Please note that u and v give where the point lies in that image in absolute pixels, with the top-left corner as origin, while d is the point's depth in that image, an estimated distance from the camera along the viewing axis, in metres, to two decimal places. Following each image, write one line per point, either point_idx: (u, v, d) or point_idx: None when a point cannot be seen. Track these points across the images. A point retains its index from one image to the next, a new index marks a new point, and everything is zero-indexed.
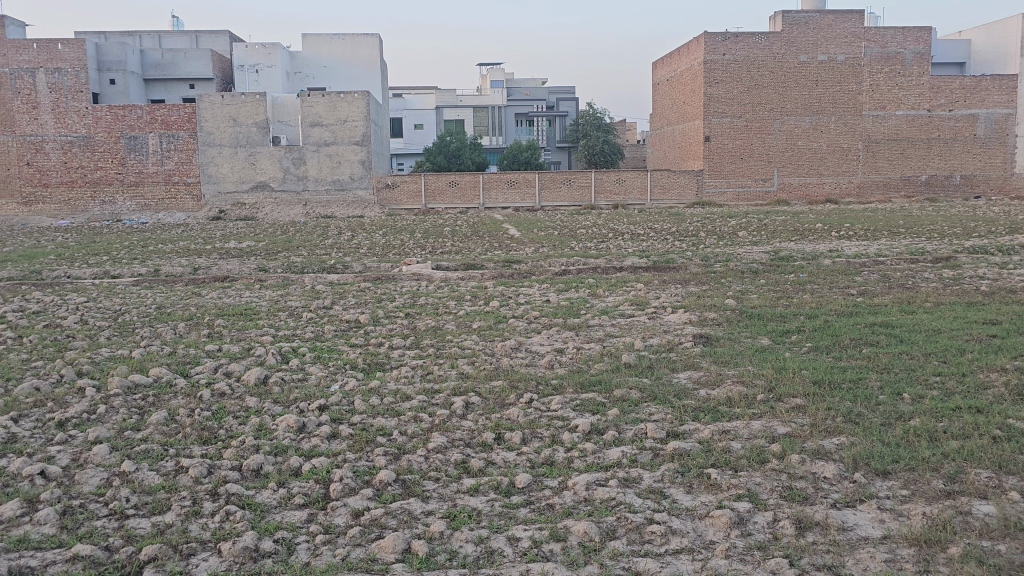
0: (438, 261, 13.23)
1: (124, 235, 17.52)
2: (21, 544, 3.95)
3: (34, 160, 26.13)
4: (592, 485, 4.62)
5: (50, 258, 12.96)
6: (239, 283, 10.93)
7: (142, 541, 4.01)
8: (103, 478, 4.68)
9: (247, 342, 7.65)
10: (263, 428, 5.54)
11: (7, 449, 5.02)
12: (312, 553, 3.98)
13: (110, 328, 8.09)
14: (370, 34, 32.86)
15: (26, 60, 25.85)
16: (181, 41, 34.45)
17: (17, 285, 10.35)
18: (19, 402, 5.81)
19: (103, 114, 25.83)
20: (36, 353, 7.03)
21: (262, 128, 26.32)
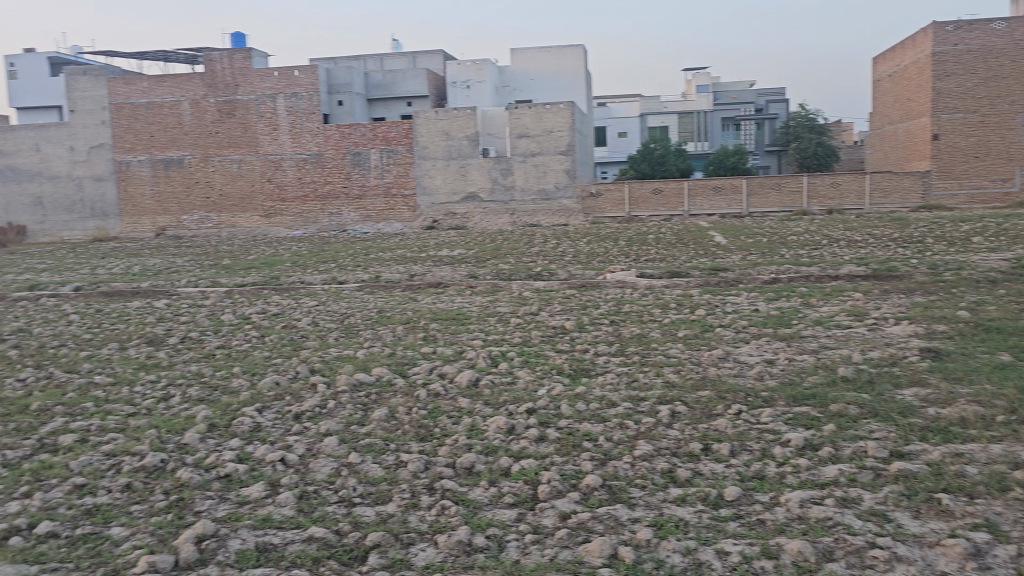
0: (643, 269, 13.15)
1: (348, 244, 18.91)
2: (266, 523, 4.37)
3: (273, 177, 27.64)
4: (807, 503, 4.42)
5: (287, 265, 14.28)
6: (451, 288, 11.49)
7: (367, 528, 4.33)
8: (333, 467, 5.10)
9: (460, 346, 8.02)
10: (475, 428, 5.79)
11: (254, 436, 5.60)
12: (522, 551, 4.10)
13: (337, 329, 8.78)
14: (575, 45, 33.31)
15: (269, 87, 27.29)
16: (400, 62, 36.89)
17: (260, 289, 11.47)
18: (263, 395, 6.44)
19: (333, 133, 27.15)
20: (276, 351, 7.78)
21: (473, 141, 26.60)
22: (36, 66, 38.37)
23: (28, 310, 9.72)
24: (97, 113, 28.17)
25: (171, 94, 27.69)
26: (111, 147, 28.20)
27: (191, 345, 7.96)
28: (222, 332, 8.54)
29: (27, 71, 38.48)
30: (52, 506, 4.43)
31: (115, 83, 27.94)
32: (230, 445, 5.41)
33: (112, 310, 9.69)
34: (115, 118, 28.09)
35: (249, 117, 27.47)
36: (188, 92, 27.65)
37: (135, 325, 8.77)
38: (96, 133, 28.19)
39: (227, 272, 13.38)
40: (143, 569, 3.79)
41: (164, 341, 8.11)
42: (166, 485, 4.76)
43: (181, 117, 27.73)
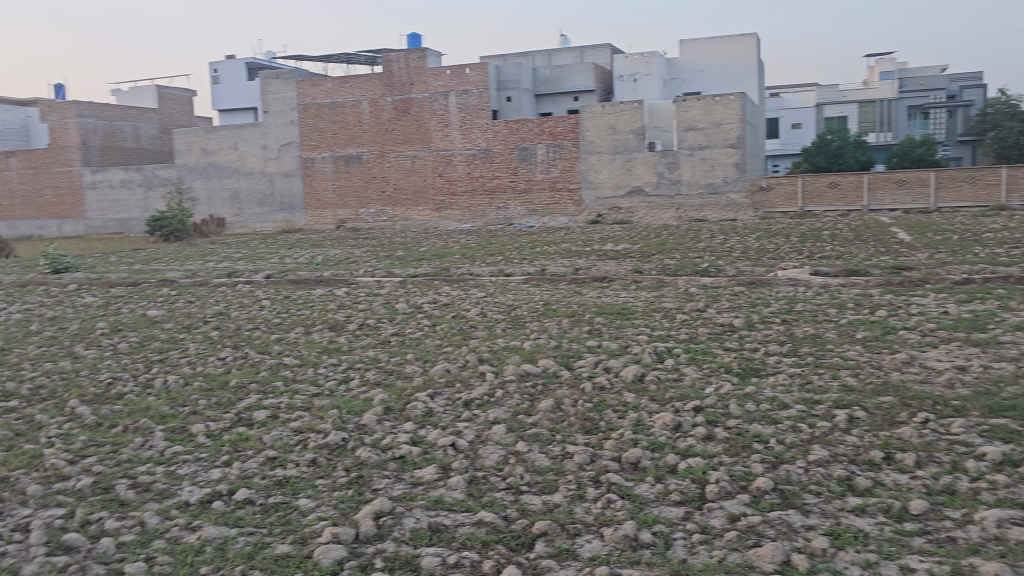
0: (818, 266, 12.56)
1: (515, 238, 19.28)
2: (438, 504, 4.54)
3: (444, 171, 28.43)
4: (1006, 523, 4.06)
5: (457, 257, 14.75)
6: (616, 283, 11.47)
7: (534, 516, 4.41)
8: (501, 455, 5.23)
9: (625, 340, 7.97)
10: (641, 423, 5.75)
11: (426, 421, 5.82)
12: (689, 551, 4.04)
13: (504, 320, 8.97)
14: (747, 33, 32.15)
15: (441, 85, 28.05)
16: (568, 57, 37.12)
17: (431, 280, 11.92)
18: (435, 381, 6.71)
19: (501, 128, 27.42)
20: (447, 339, 8.06)
21: (639, 135, 25.93)
22: (235, 71, 41.69)
23: (227, 295, 10.60)
24: (287, 113, 30.20)
25: (353, 95, 29.19)
26: (298, 145, 30.15)
27: (368, 332, 8.39)
28: (396, 319, 8.95)
29: (227, 76, 41.91)
30: (248, 475, 4.81)
31: (304, 85, 29.86)
32: (404, 427, 5.66)
33: (298, 296, 10.39)
34: (302, 117, 29.98)
35: (422, 115, 28.37)
36: (368, 92, 29.04)
37: (318, 311, 9.36)
38: (286, 132, 30.24)
39: (401, 263, 14.00)
40: (326, 539, 4.04)
41: (344, 327, 8.60)
42: (346, 462, 5.05)
43: (361, 115, 29.14)
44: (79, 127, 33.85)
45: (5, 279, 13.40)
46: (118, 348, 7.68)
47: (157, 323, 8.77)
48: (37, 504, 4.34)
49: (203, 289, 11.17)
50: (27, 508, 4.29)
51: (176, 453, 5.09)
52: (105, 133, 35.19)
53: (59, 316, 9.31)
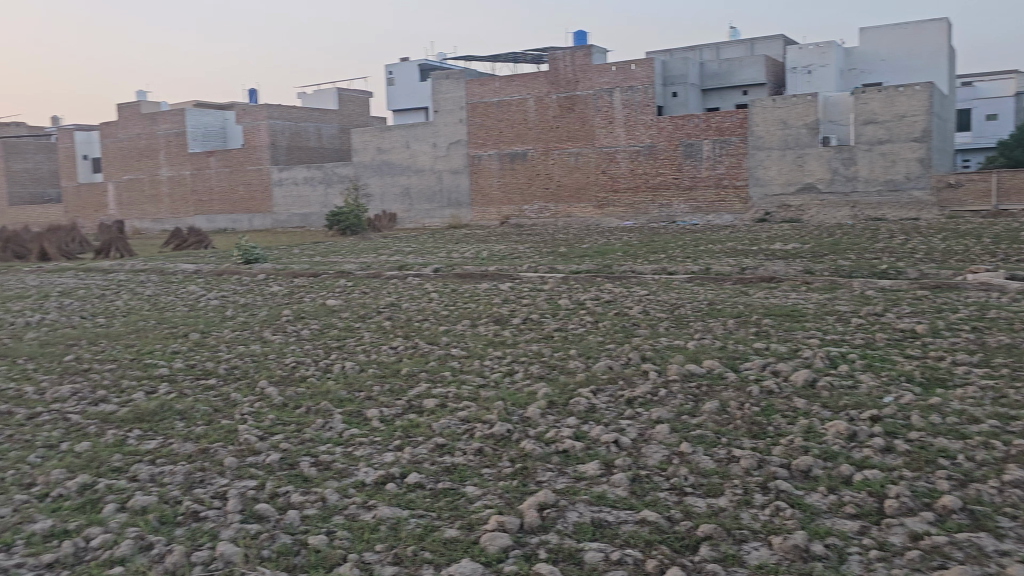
0: (1014, 270, 11.52)
1: (678, 235, 18.93)
2: (601, 500, 4.54)
3: (608, 169, 28.28)
4: None
5: (619, 254, 14.68)
6: (785, 283, 11.03)
7: (699, 519, 4.33)
8: (665, 455, 5.17)
9: (795, 344, 7.65)
10: (813, 430, 5.51)
11: (589, 417, 5.85)
12: (866, 568, 3.83)
13: (668, 319, 8.85)
14: (937, 19, 30.00)
15: (606, 82, 27.91)
16: (738, 50, 36.03)
17: (594, 276, 11.95)
18: (598, 377, 6.73)
19: (666, 124, 26.97)
20: (609, 337, 8.04)
21: (813, 129, 24.55)
22: (408, 72, 43.46)
23: (398, 287, 11.10)
24: (456, 112, 31.13)
25: (519, 93, 29.65)
26: (466, 143, 31.03)
27: (532, 326, 8.53)
28: (559, 315, 9.04)
29: (401, 78, 43.77)
30: (419, 460, 5.02)
31: (473, 85, 30.67)
32: (568, 422, 5.71)
33: (465, 290, 10.71)
34: (471, 116, 30.81)
35: (587, 112, 28.36)
36: (534, 90, 29.39)
37: (484, 305, 9.61)
38: (455, 131, 31.19)
39: (564, 259, 14.10)
40: (493, 526, 4.16)
41: (509, 321, 8.78)
42: (512, 453, 5.17)
43: (527, 113, 29.57)
44: (269, 128, 36.47)
45: (205, 268, 14.66)
46: (302, 334, 8.23)
47: (335, 312, 9.31)
48: (233, 474, 4.72)
49: (377, 281, 11.74)
50: (224, 477, 4.69)
51: (353, 435, 5.39)
52: (291, 134, 37.73)
53: (250, 303, 10.09)
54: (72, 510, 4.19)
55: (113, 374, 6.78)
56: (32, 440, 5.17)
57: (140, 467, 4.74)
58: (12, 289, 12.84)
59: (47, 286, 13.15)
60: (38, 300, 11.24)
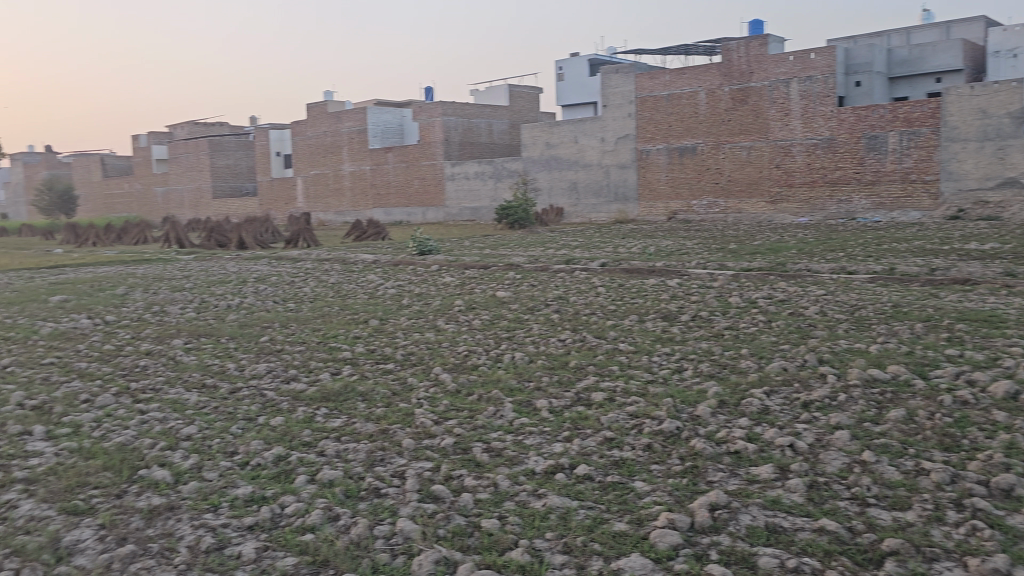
0: None
1: (858, 233, 17.86)
2: (776, 505, 4.39)
3: (782, 163, 27.07)
4: None
5: (793, 252, 14.05)
6: (982, 286, 10.15)
7: (883, 532, 4.07)
8: (845, 462, 4.91)
9: (993, 352, 7.03)
10: (1016, 446, 5.04)
11: (762, 418, 5.66)
12: None
13: (847, 321, 8.39)
14: None
15: (783, 72, 26.75)
16: (931, 34, 33.53)
17: (767, 275, 11.53)
18: (771, 378, 6.49)
19: (847, 115, 25.44)
20: (783, 337, 7.73)
21: (1017, 118, 22.22)
22: (578, 67, 43.64)
23: (566, 281, 11.19)
24: (625, 107, 30.92)
25: (690, 86, 29.02)
26: (634, 138, 30.75)
27: (701, 324, 8.35)
28: (730, 313, 8.79)
29: (570, 73, 44.03)
30: (587, 452, 5.06)
31: (642, 78, 30.35)
32: (739, 423, 5.55)
33: (632, 285, 10.64)
34: (639, 110, 30.50)
35: (761, 104, 27.30)
36: (705, 83, 28.67)
37: (651, 300, 9.51)
38: (623, 125, 30.97)
39: (735, 256, 13.68)
40: (663, 524, 4.11)
41: (677, 317, 8.65)
42: (681, 451, 5.09)
43: (697, 107, 28.90)
44: (443, 125, 37.83)
45: (383, 258, 15.42)
46: (473, 324, 8.48)
47: (504, 304, 9.53)
48: (411, 455, 4.95)
49: (544, 274, 11.90)
50: (402, 457, 4.92)
51: (523, 424, 5.50)
52: (463, 130, 38.92)
53: (424, 293, 10.50)
54: (268, 478, 4.55)
55: (303, 355, 7.28)
56: (234, 412, 5.66)
57: (327, 443, 5.06)
58: (215, 274, 14.08)
59: (245, 272, 14.32)
60: (238, 284, 12.27)
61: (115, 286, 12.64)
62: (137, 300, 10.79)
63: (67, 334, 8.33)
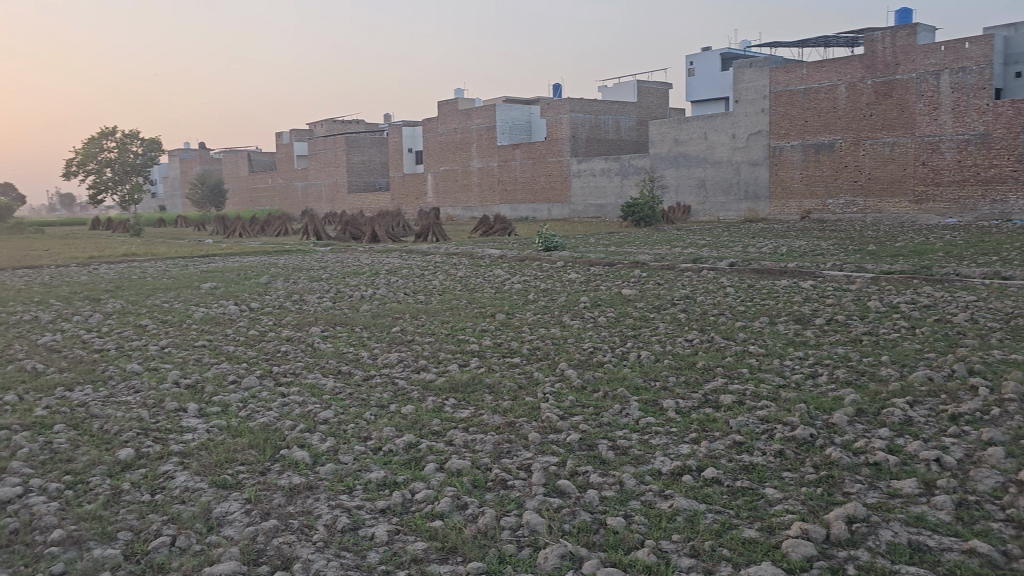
0: None
1: (1014, 235, 16.60)
2: (920, 522, 4.14)
3: (929, 160, 25.44)
4: None
5: (940, 255, 13.25)
6: None
7: None
8: (998, 481, 4.54)
9: None
10: None
11: (904, 430, 5.36)
12: None
13: (1001, 329, 7.81)
14: None
15: (933, 63, 25.11)
16: None
17: (910, 278, 10.91)
18: (915, 388, 6.13)
19: (1005, 109, 23.62)
20: (928, 345, 7.30)
21: None
22: (710, 62, 42.69)
23: (693, 280, 10.98)
24: (758, 102, 29.95)
25: (829, 79, 27.81)
26: (767, 134, 29.75)
27: (838, 328, 8.00)
28: (869, 318, 8.38)
29: (702, 68, 43.13)
30: (715, 455, 4.94)
31: (778, 73, 29.36)
32: (879, 433, 5.28)
33: (762, 286, 10.32)
34: (773, 105, 29.47)
35: (907, 98, 25.77)
36: (846, 76, 27.36)
37: (783, 302, 9.19)
38: (756, 121, 30.03)
39: (874, 258, 13.03)
40: (796, 533, 3.97)
41: (811, 320, 8.33)
42: (816, 459, 4.90)
43: (837, 101, 27.61)
44: (570, 122, 37.90)
45: (510, 254, 15.61)
46: (598, 321, 8.45)
47: (630, 302, 9.44)
48: (536, 449, 4.99)
49: (671, 272, 11.72)
50: (528, 451, 4.97)
51: (649, 424, 5.43)
52: (590, 126, 38.87)
53: (550, 288, 10.56)
54: (400, 464, 4.69)
55: (432, 347, 7.46)
56: (367, 399, 5.86)
57: (455, 433, 5.17)
58: (350, 265, 14.65)
59: (378, 264, 14.81)
60: (371, 275, 12.71)
61: (259, 275, 13.35)
62: (279, 288, 11.35)
63: (217, 319, 8.88)
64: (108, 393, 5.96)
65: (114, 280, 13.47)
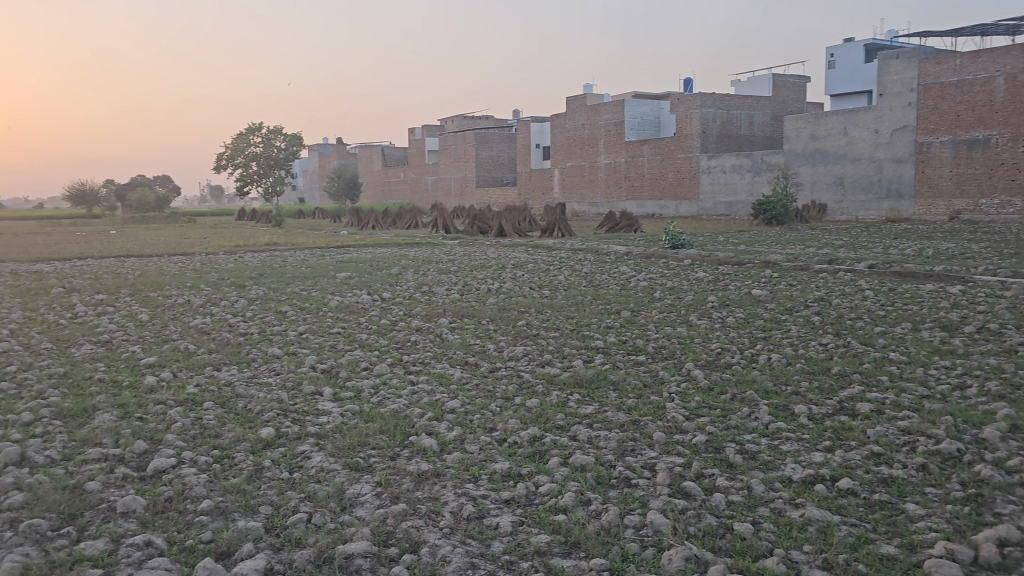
0: None
1: None
2: None
3: None
4: None
5: None
6: None
7: None
8: None
9: None
10: None
11: None
12: None
13: None
14: None
15: None
16: None
17: None
18: None
19: None
20: None
21: None
22: (852, 54, 40.80)
23: (829, 282, 10.52)
24: (905, 95, 28.25)
25: (985, 70, 25.89)
26: (914, 129, 27.99)
27: (990, 337, 7.45)
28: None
29: (843, 60, 41.29)
30: (851, 466, 4.71)
31: (929, 63, 27.60)
32: None
33: (905, 290, 9.77)
34: (922, 98, 27.69)
35: None
36: (1005, 66, 25.40)
37: (928, 308, 8.66)
38: (902, 115, 28.33)
39: None
40: (940, 553, 3.70)
41: (960, 328, 7.80)
42: (963, 476, 4.56)
43: (994, 93, 25.60)
44: (701, 117, 37.15)
45: (636, 251, 15.45)
46: (726, 321, 8.24)
47: (761, 302, 9.15)
48: (661, 449, 4.92)
49: (805, 274, 11.29)
50: (653, 451, 4.91)
51: (779, 429, 5.25)
52: (722, 122, 37.95)
53: (677, 287, 10.37)
54: (524, 457, 4.74)
55: (557, 342, 7.48)
56: (493, 391, 5.96)
57: (579, 428, 5.18)
58: (478, 259, 14.89)
59: (505, 258, 14.99)
60: (497, 269, 12.88)
61: (391, 266, 13.78)
62: (409, 280, 11.69)
63: (351, 307, 9.23)
64: (252, 374, 6.32)
65: (258, 268, 14.24)
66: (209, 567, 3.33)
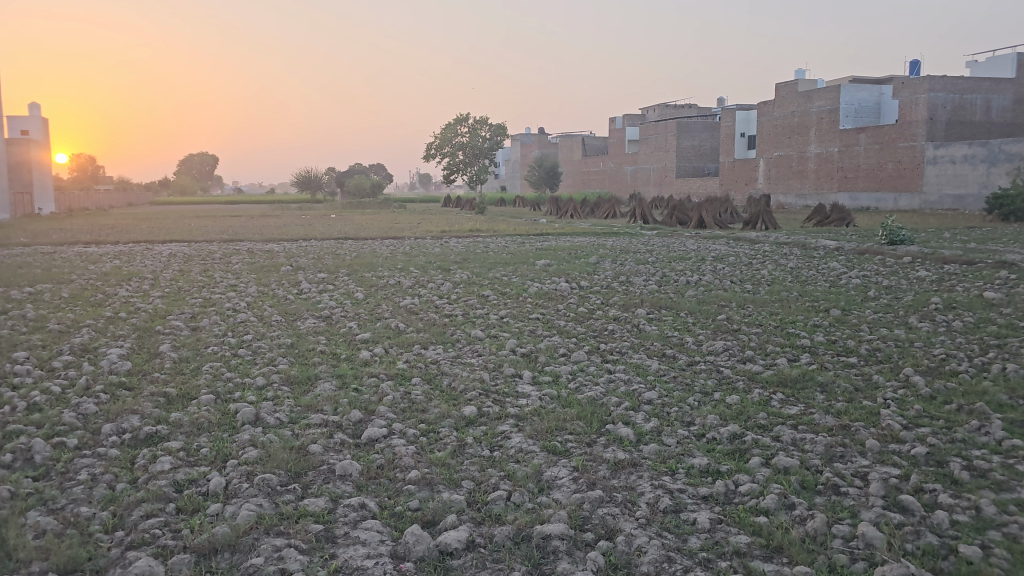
0: None
1: None
2: None
3: None
4: None
5: None
6: None
7: None
8: None
9: None
10: None
11: None
12: None
13: None
14: None
15: None
16: None
17: None
18: None
19: None
20: None
21: None
22: None
23: None
24: None
25: None
26: None
27: None
28: None
29: None
30: None
31: None
32: None
33: None
34: None
35: None
36: None
37: None
38: None
39: None
40: None
41: None
42: None
43: None
44: (928, 102, 34.42)
45: (848, 246, 14.51)
46: (952, 326, 7.53)
47: (995, 307, 8.27)
48: (874, 458, 4.59)
49: None
50: (866, 458, 4.59)
51: (1015, 446, 4.70)
52: (954, 107, 34.92)
53: (895, 286, 9.63)
54: (724, 454, 4.59)
55: (760, 338, 7.19)
56: (692, 385, 5.83)
57: (783, 429, 4.95)
58: (677, 250, 14.63)
59: (705, 250, 14.60)
60: (697, 261, 12.57)
61: (588, 255, 13.85)
62: (607, 269, 11.69)
63: (550, 294, 9.37)
64: (456, 354, 6.60)
65: (462, 253, 14.80)
66: (414, 532, 3.51)
